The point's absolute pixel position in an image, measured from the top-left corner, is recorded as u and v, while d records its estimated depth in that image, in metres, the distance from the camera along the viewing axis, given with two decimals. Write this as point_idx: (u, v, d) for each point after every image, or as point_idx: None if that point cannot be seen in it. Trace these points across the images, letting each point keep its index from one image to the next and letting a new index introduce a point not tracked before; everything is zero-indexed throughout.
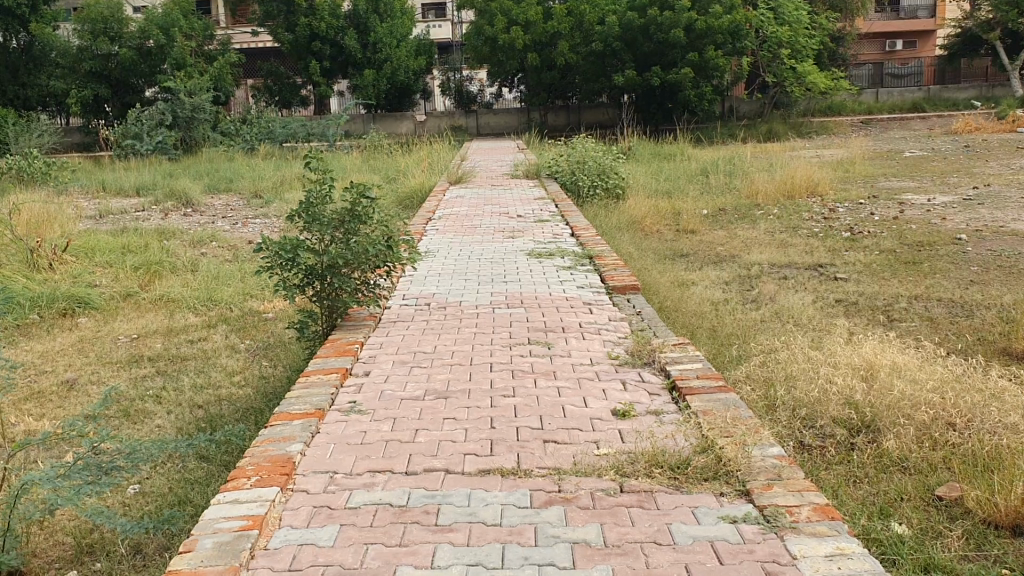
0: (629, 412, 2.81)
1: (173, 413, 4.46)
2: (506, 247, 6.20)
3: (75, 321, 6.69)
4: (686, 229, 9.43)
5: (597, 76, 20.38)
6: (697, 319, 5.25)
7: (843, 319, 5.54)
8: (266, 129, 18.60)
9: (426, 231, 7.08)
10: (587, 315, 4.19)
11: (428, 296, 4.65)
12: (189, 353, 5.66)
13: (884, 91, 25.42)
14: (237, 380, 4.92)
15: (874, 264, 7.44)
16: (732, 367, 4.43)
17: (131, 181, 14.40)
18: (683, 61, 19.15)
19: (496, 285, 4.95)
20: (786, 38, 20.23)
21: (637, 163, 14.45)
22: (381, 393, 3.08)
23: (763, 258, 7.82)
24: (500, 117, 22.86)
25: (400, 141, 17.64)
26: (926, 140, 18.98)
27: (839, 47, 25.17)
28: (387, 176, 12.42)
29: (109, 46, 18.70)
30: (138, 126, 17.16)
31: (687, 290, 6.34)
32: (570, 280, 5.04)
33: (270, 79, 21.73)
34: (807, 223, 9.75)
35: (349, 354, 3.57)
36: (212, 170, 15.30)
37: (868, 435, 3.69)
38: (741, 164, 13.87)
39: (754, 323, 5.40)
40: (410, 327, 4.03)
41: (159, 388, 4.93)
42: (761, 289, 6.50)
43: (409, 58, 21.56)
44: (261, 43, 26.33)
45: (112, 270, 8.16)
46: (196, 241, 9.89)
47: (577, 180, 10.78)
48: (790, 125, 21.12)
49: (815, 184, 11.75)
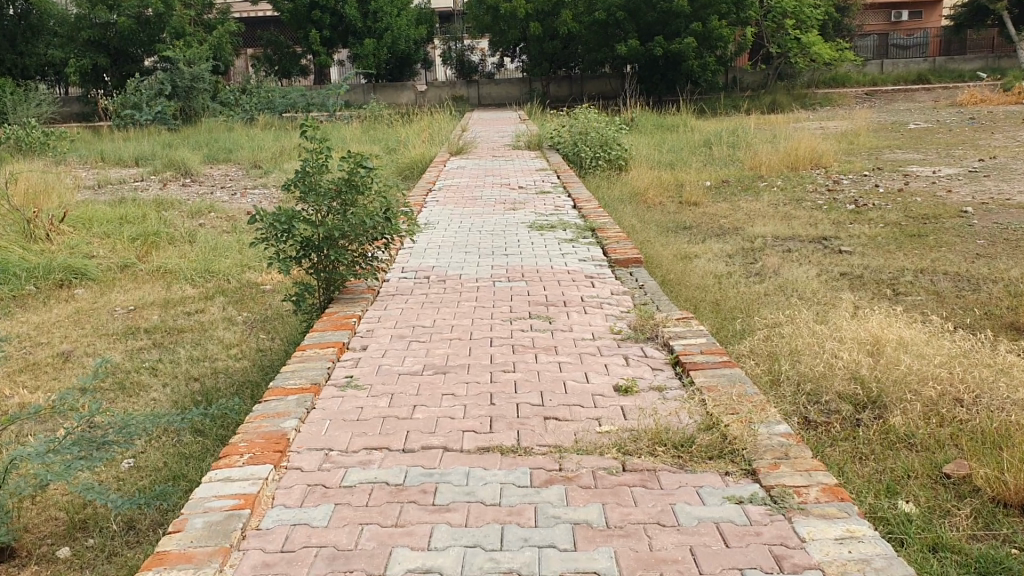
0: (632, 389, 2.75)
1: (169, 386, 4.41)
2: (507, 219, 6.11)
3: (71, 292, 6.63)
4: (689, 200, 9.34)
5: (600, 46, 20.18)
6: (699, 293, 5.17)
7: (848, 293, 5.48)
8: (266, 99, 18.44)
9: (426, 202, 6.99)
10: (588, 288, 4.12)
11: (427, 269, 4.58)
12: (186, 325, 5.60)
13: (888, 62, 25.17)
14: (234, 354, 4.86)
15: (879, 237, 7.36)
16: (735, 341, 4.37)
17: (130, 151, 14.28)
18: (687, 30, 18.94)
19: (496, 257, 4.87)
20: (792, 9, 20.01)
21: (639, 134, 14.33)
22: (378, 368, 3.02)
23: (767, 230, 7.73)
24: (501, 87, 22.70)
25: (401, 111, 17.50)
26: (930, 111, 18.81)
27: (844, 17, 24.90)
28: (388, 147, 12.31)
29: (107, 14, 18.46)
30: (137, 96, 17.01)
31: (690, 263, 6.26)
32: (571, 253, 4.96)
33: (270, 48, 21.53)
34: (812, 195, 9.66)
35: (346, 327, 3.51)
36: (211, 140, 15.19)
37: (874, 412, 3.63)
38: (744, 135, 13.75)
39: (758, 297, 5.33)
40: (409, 300, 3.96)
41: (155, 360, 4.88)
42: (765, 262, 6.42)
43: (410, 27, 21.35)
44: (261, 11, 26.05)
45: (110, 241, 8.07)
46: (194, 212, 9.80)
47: (578, 152, 10.67)
48: (794, 97, 20.94)
49: (820, 156, 11.64)
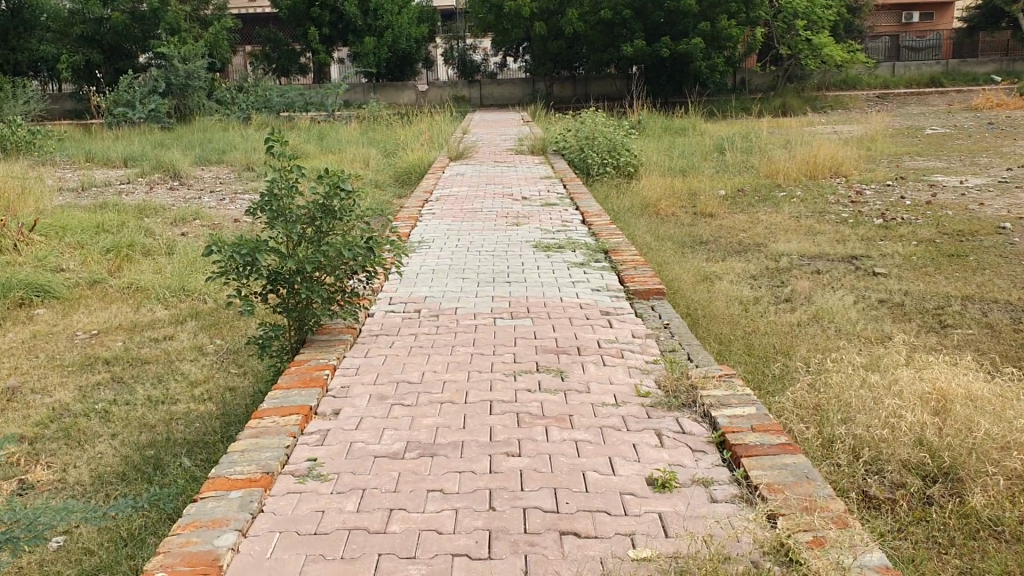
0: (670, 484, 2.17)
1: (120, 437, 3.82)
2: (509, 236, 5.51)
3: (32, 312, 6.02)
4: (704, 212, 8.75)
5: (606, 46, 19.55)
6: (727, 326, 4.59)
7: (890, 326, 4.91)
8: (263, 98, 17.82)
9: (420, 215, 6.38)
10: (606, 330, 3.52)
11: (417, 300, 3.98)
12: (151, 354, 5.00)
13: (901, 64, 24.47)
14: (198, 395, 4.27)
15: (915, 256, 6.77)
16: (775, 389, 3.78)
17: (119, 151, 13.69)
18: (694, 30, 18.37)
19: (498, 285, 4.27)
20: (803, 9, 19.36)
21: (648, 137, 13.73)
22: (349, 448, 2.42)
23: (792, 247, 7.14)
24: (504, 88, 22.15)
25: (400, 112, 16.89)
26: (946, 116, 18.20)
27: (855, 18, 24.25)
28: (385, 150, 11.72)
29: (101, 10, 17.90)
30: (130, 93, 16.44)
31: (711, 286, 5.68)
32: (584, 281, 4.36)
33: (268, 45, 20.88)
34: (835, 207, 9.07)
35: (317, 384, 2.89)
36: (204, 140, 14.60)
37: (946, 486, 3.03)
38: (758, 140, 13.14)
39: (791, 332, 4.75)
40: (395, 344, 3.35)
41: (111, 401, 4.29)
42: (794, 285, 5.84)
43: (411, 25, 20.80)
44: (259, 8, 25.43)
45: (82, 252, 7.46)
46: (177, 219, 9.21)
47: (585, 157, 10.07)
48: (805, 99, 20.31)
49: (840, 164, 11.03)
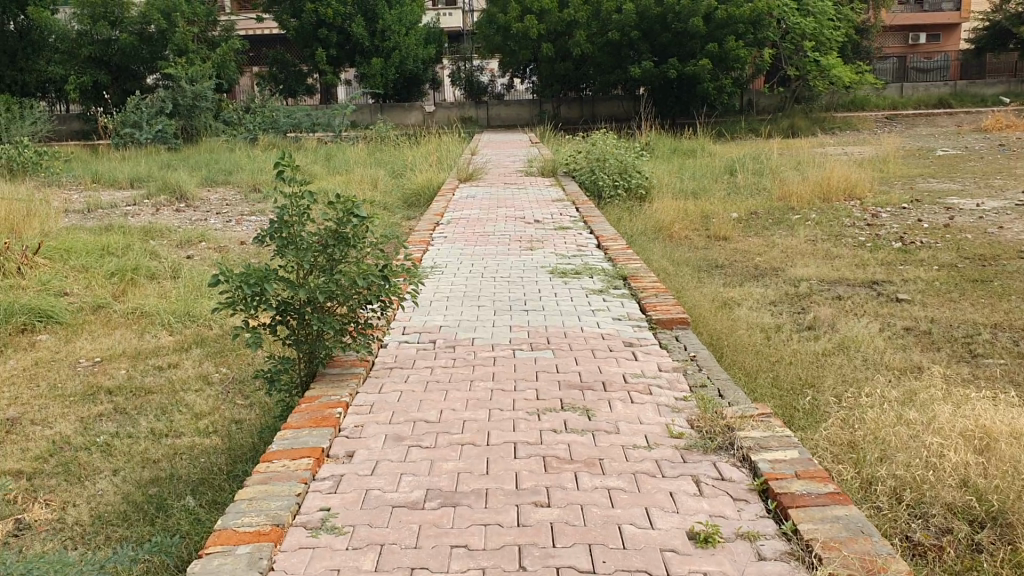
0: (715, 538, 2.01)
1: (121, 474, 3.66)
2: (523, 262, 5.36)
3: (34, 339, 5.86)
4: (717, 235, 8.61)
5: (613, 67, 19.47)
6: (752, 356, 4.43)
7: (920, 356, 4.74)
8: (270, 119, 17.73)
9: (431, 238, 6.24)
10: (631, 363, 3.35)
11: (432, 330, 3.83)
12: (155, 384, 4.84)
13: (908, 85, 24.36)
14: (203, 428, 4.11)
15: (937, 282, 6.60)
16: (807, 425, 3.61)
17: (126, 172, 13.59)
18: (702, 52, 18.29)
19: (516, 313, 4.12)
20: (811, 30, 19.26)
21: (657, 159, 13.61)
22: (365, 497, 2.26)
23: (810, 272, 6.97)
24: (511, 109, 22.07)
25: (408, 133, 16.79)
26: (955, 137, 18.06)
27: (862, 39, 24.17)
28: (393, 172, 11.60)
29: (109, 31, 17.87)
30: (137, 114, 16.37)
31: (731, 312, 5.52)
32: (604, 309, 4.21)
33: (275, 66, 20.84)
34: (850, 230, 8.92)
35: (329, 423, 2.74)
36: (211, 161, 14.50)
37: (996, 532, 2.85)
38: (769, 161, 13.00)
39: (817, 362, 4.59)
40: (410, 378, 3.20)
41: (112, 434, 4.13)
42: (816, 312, 5.67)
43: (418, 47, 20.76)
44: (266, 29, 25.45)
45: (86, 275, 7.32)
46: (183, 242, 9.07)
47: (596, 179, 9.93)
48: (813, 120, 20.20)
49: (854, 186, 10.88)
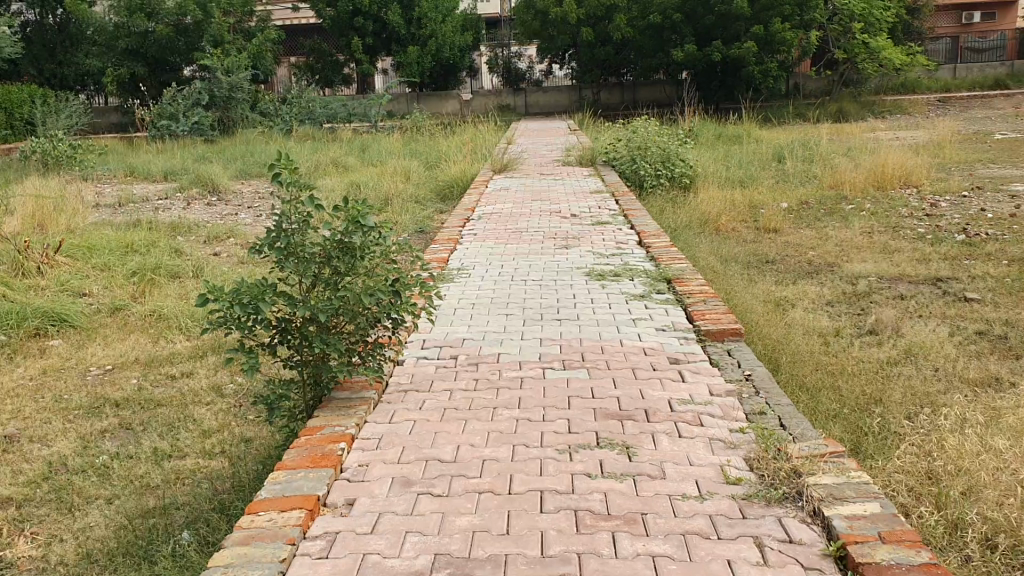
0: None
1: (116, 503, 3.33)
2: (558, 262, 4.97)
3: (47, 345, 5.57)
4: (767, 227, 8.14)
5: (655, 52, 18.94)
6: (809, 370, 3.99)
7: (997, 365, 4.27)
8: (306, 109, 17.42)
9: (460, 237, 5.87)
10: (678, 387, 2.95)
11: (455, 344, 3.45)
12: (165, 396, 4.51)
13: (962, 66, 23.44)
14: (210, 449, 3.77)
15: (1009, 279, 6.07)
16: (879, 455, 3.16)
17: (159, 165, 13.38)
18: (747, 34, 17.68)
19: (548, 323, 3.73)
20: (860, 11, 18.52)
21: (701, 146, 13.11)
22: (362, 564, 1.90)
23: (869, 268, 6.49)
24: (550, 96, 21.63)
25: (443, 122, 16.42)
26: (1013, 120, 17.24)
27: (914, 19, 23.32)
28: (428, 163, 11.23)
29: (146, 22, 17.68)
30: (173, 106, 16.17)
31: (785, 315, 5.09)
32: (645, 318, 3.81)
33: (312, 57, 20.61)
34: (909, 221, 8.38)
35: (330, 462, 2.37)
36: (246, 153, 14.25)
37: None
38: (818, 147, 12.42)
39: (883, 373, 4.14)
40: (425, 405, 2.82)
41: (114, 453, 3.80)
42: (878, 313, 5.20)
43: (455, 34, 20.39)
44: (303, 19, 25.24)
45: (106, 275, 7.02)
46: (211, 237, 8.79)
47: (637, 169, 9.48)
48: (862, 104, 19.47)
49: (911, 173, 10.29)
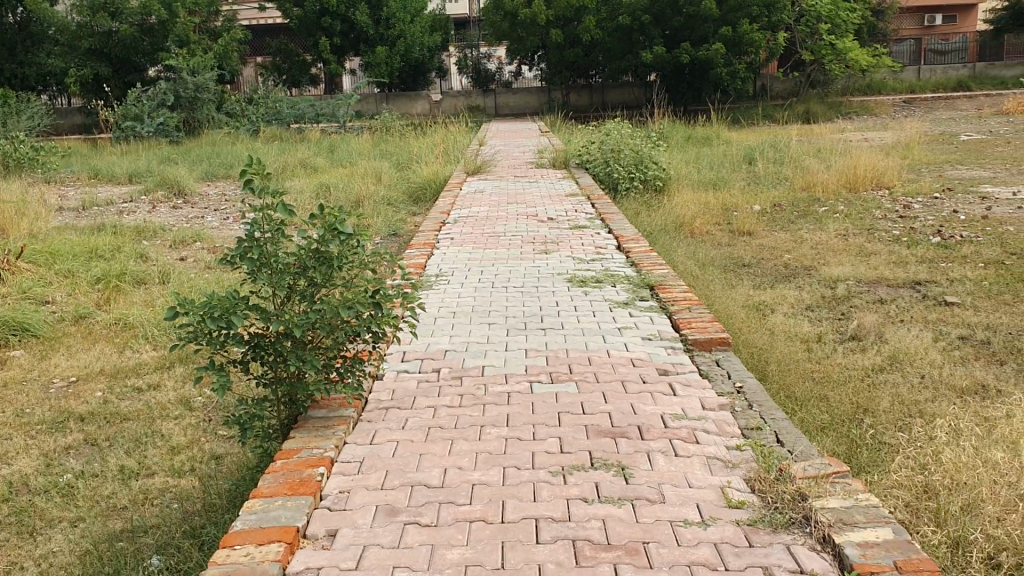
0: None
1: (80, 527, 3.17)
2: (538, 267, 4.86)
3: (7, 356, 5.35)
4: (741, 230, 8.09)
5: (624, 53, 18.94)
6: (797, 379, 3.91)
7: (982, 371, 4.21)
8: (273, 109, 17.16)
9: (436, 241, 5.76)
10: (669, 401, 2.85)
11: (436, 357, 3.33)
12: (132, 409, 4.33)
13: (926, 68, 23.66)
14: (179, 467, 3.60)
15: (986, 282, 6.06)
16: (873, 470, 3.07)
17: (124, 167, 13.09)
18: (715, 36, 17.69)
19: (532, 333, 3.62)
20: (827, 13, 18.59)
21: (671, 148, 13.07)
22: None
23: (846, 271, 6.45)
24: (519, 97, 21.54)
25: (413, 123, 16.26)
26: (978, 121, 17.40)
27: (878, 21, 23.49)
28: (398, 164, 11.08)
29: (109, 22, 17.33)
30: (138, 107, 15.86)
31: (766, 320, 5.02)
32: (631, 327, 3.71)
33: (279, 57, 20.34)
34: (883, 223, 8.37)
35: (309, 489, 2.25)
36: (212, 154, 13.99)
37: None
38: (788, 149, 12.43)
39: (869, 380, 4.07)
40: (408, 423, 2.69)
41: (78, 472, 3.62)
42: (859, 318, 5.13)
43: (423, 34, 20.22)
44: (269, 19, 24.93)
45: (70, 281, 6.79)
46: (178, 241, 8.57)
47: (610, 171, 9.40)
48: (829, 105, 19.56)
49: (882, 175, 10.31)
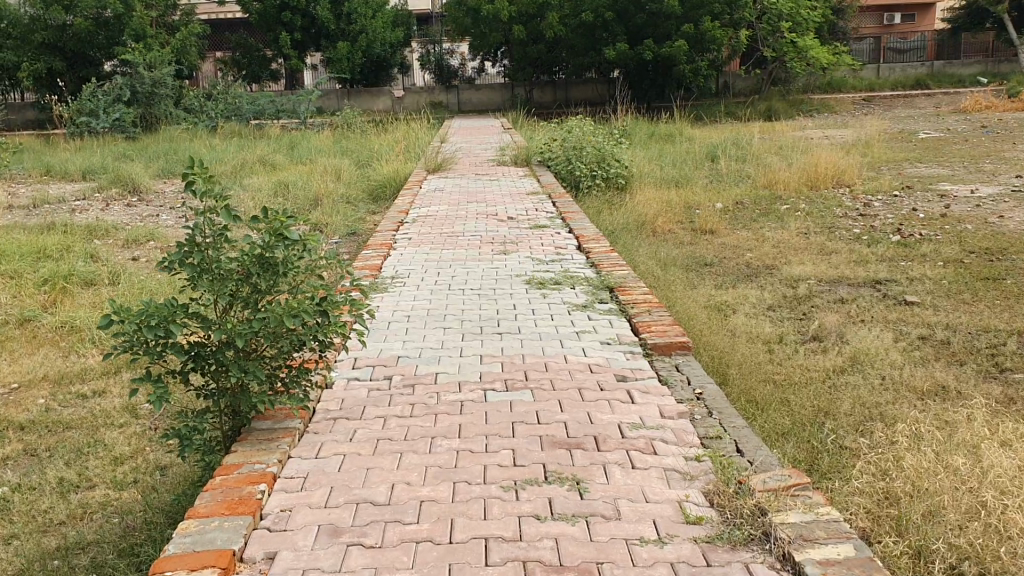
0: None
1: (13, 544, 3.01)
2: (496, 269, 4.76)
3: None
4: (703, 228, 8.06)
5: (588, 49, 18.93)
6: (758, 383, 3.85)
7: (942, 372, 4.18)
8: (232, 105, 16.86)
9: (394, 241, 5.64)
10: (627, 410, 2.76)
11: (389, 363, 3.22)
12: (74, 416, 4.15)
13: (885, 66, 23.90)
14: (121, 479, 3.46)
15: (946, 281, 6.06)
16: (835, 478, 3.01)
17: (78, 164, 12.77)
18: (678, 33, 17.70)
19: (488, 338, 3.53)
20: (788, 10, 18.67)
21: (634, 145, 13.04)
22: None
23: (807, 270, 6.42)
24: (482, 93, 21.42)
25: (374, 120, 16.08)
26: (936, 118, 17.57)
27: (839, 19, 23.65)
28: (359, 162, 10.92)
29: (63, 15, 16.94)
30: (92, 102, 15.51)
31: (728, 322, 4.96)
32: (590, 331, 3.62)
33: (239, 51, 20.03)
34: (843, 221, 8.38)
35: (248, 508, 2.14)
36: (169, 150, 13.71)
37: None
38: (751, 146, 12.45)
39: (831, 382, 4.01)
40: (357, 435, 2.58)
41: (14, 484, 3.45)
42: (821, 318, 5.09)
43: (385, 30, 20.02)
44: (228, 13, 24.58)
45: (15, 282, 6.55)
46: (131, 241, 8.36)
47: (572, 169, 9.32)
48: (790, 103, 19.67)
49: (842, 172, 10.34)
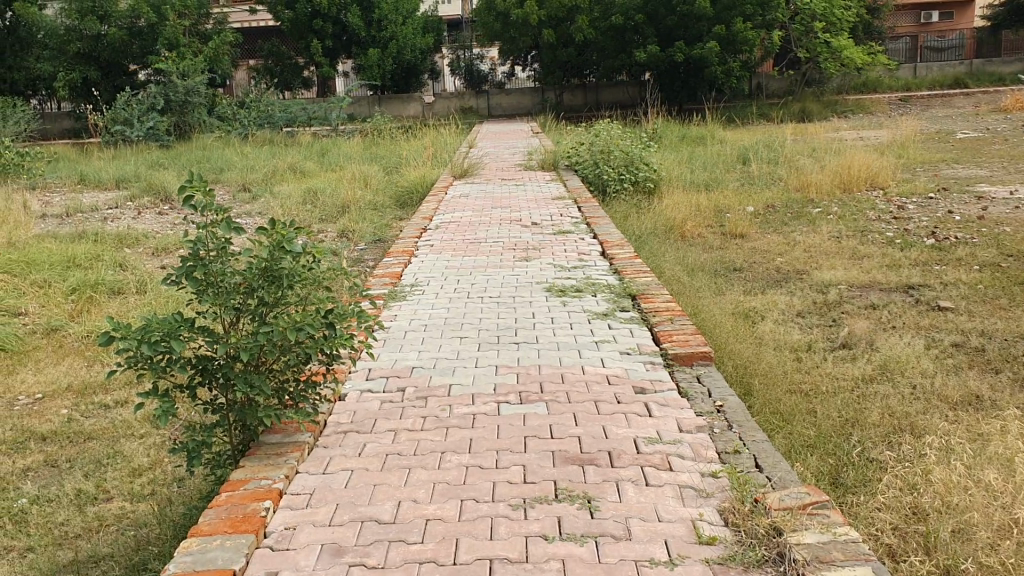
0: None
1: (29, 557, 3.01)
2: (517, 277, 4.70)
3: None
4: (733, 232, 7.95)
5: (618, 52, 18.77)
6: (784, 394, 3.76)
7: (976, 381, 4.06)
8: (265, 113, 16.95)
9: (415, 248, 5.61)
10: (641, 423, 2.69)
11: (403, 374, 3.18)
12: (96, 426, 4.14)
13: (922, 66, 23.54)
14: (138, 491, 3.45)
15: (982, 286, 5.90)
16: (862, 494, 2.91)
17: (111, 172, 12.88)
18: (709, 34, 17.49)
19: (505, 349, 3.47)
20: (821, 10, 18.40)
21: (665, 148, 12.93)
22: None
23: (839, 275, 6.30)
24: (513, 97, 21.38)
25: (403, 125, 16.10)
26: (975, 118, 17.23)
27: (874, 19, 23.32)
28: (388, 167, 10.92)
29: (98, 25, 17.11)
30: (127, 111, 15.66)
31: (755, 329, 4.86)
32: (610, 341, 3.55)
33: (271, 59, 20.17)
34: (876, 224, 8.23)
35: (251, 526, 2.10)
36: (202, 158, 13.82)
37: None
38: (783, 148, 12.29)
39: (859, 392, 3.90)
40: (366, 450, 2.54)
41: (33, 496, 3.44)
42: (851, 325, 4.97)
43: (415, 36, 20.08)
44: (261, 21, 24.78)
45: (45, 291, 6.59)
46: (159, 249, 8.39)
47: (600, 173, 9.24)
48: (824, 104, 19.40)
49: (876, 174, 10.15)
